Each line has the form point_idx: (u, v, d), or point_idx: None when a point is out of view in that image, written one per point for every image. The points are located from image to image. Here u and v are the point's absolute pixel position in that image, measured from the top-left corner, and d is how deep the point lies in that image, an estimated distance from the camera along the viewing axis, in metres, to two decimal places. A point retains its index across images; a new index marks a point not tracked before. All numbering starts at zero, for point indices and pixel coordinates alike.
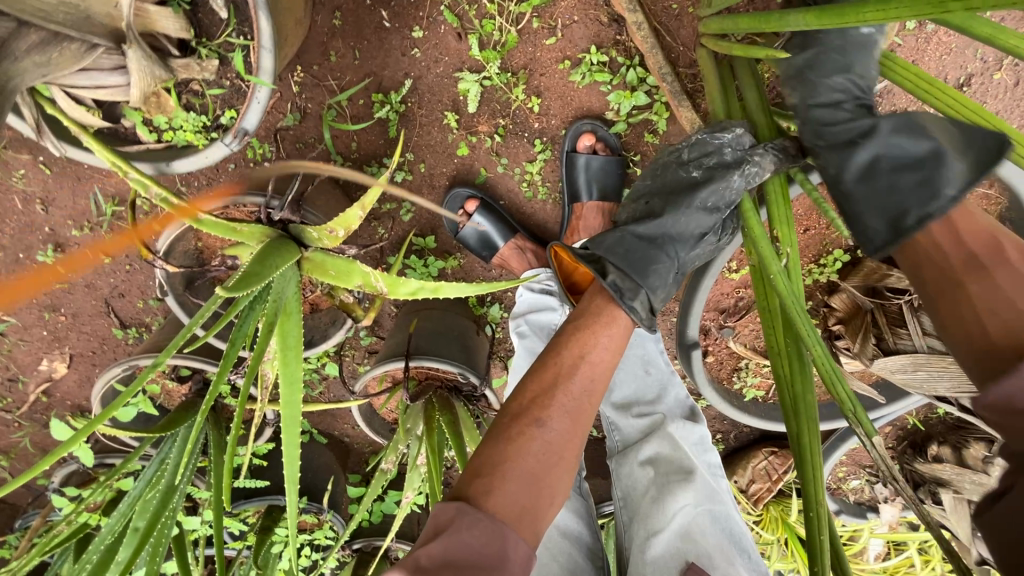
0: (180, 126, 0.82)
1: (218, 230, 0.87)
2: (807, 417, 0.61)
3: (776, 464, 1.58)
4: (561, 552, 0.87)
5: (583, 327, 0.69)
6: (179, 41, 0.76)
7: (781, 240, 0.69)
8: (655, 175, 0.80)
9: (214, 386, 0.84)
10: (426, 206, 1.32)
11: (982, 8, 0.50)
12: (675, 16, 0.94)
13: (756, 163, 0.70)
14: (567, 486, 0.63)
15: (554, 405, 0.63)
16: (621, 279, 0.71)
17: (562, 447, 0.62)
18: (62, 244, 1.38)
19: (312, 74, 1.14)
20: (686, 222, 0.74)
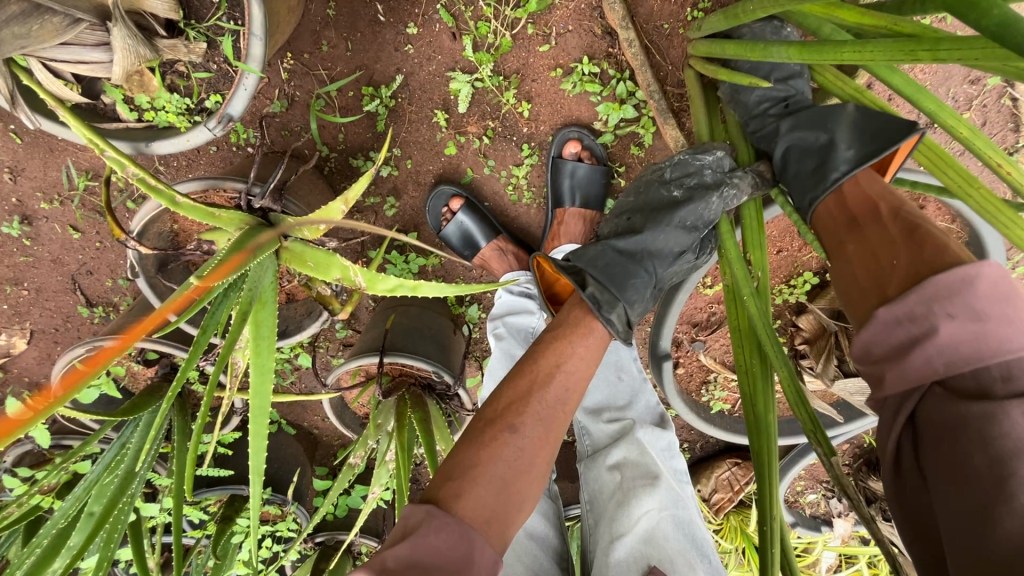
0: (162, 107, 0.81)
1: (196, 214, 0.86)
2: (768, 434, 0.63)
3: (738, 475, 1.63)
4: (527, 552, 0.88)
5: (560, 336, 0.70)
6: (167, 22, 0.74)
7: (754, 264, 0.71)
8: (638, 192, 0.82)
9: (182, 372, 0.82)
10: (410, 203, 1.32)
11: (946, 58, 0.52)
12: (667, 35, 0.95)
13: (734, 186, 0.72)
14: (537, 495, 0.62)
15: (528, 412, 0.63)
16: (599, 291, 0.72)
17: (534, 454, 0.62)
18: (29, 216, 1.34)
19: (303, 63, 1.13)
20: (665, 240, 0.76)
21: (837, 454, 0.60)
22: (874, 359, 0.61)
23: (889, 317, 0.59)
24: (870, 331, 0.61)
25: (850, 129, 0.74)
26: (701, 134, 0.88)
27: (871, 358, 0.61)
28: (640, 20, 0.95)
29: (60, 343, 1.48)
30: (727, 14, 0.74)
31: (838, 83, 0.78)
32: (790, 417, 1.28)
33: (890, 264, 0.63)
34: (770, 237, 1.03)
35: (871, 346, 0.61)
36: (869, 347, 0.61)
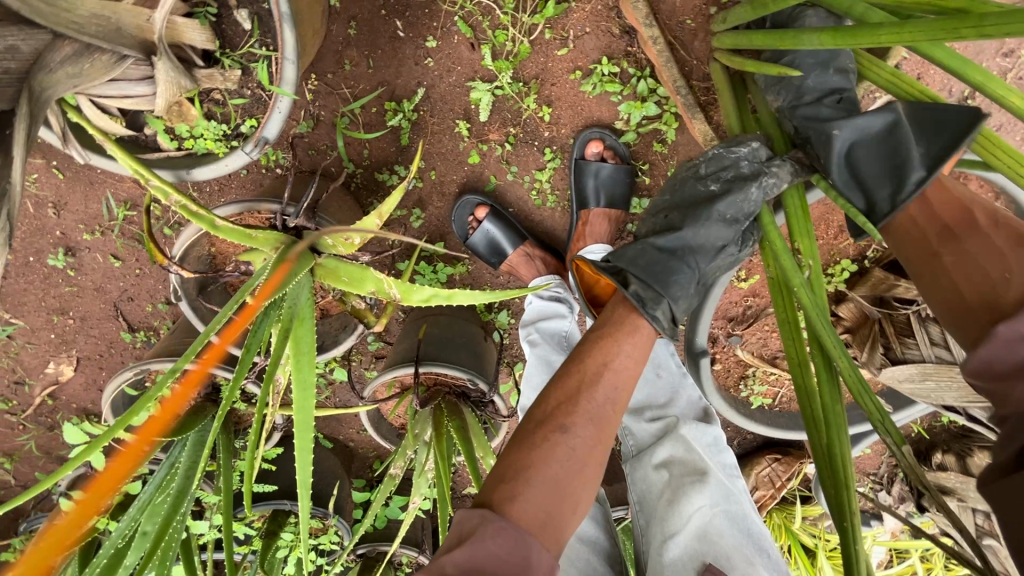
0: (201, 134, 0.82)
1: (235, 236, 0.89)
2: (831, 426, 0.61)
3: (779, 470, 1.61)
4: (579, 557, 0.88)
5: (606, 334, 0.68)
6: (203, 51, 0.76)
7: (803, 252, 0.67)
8: (673, 190, 0.79)
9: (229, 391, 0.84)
10: (436, 213, 1.35)
11: (992, 33, 0.51)
12: (690, 30, 0.94)
13: (774, 175, 0.68)
14: (591, 497, 0.61)
15: (578, 411, 0.62)
16: (641, 290, 0.70)
17: (585, 454, 0.61)
18: (72, 247, 1.39)
19: (327, 83, 1.16)
20: (707, 235, 0.71)
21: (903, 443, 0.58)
22: (991, 374, 0.62)
23: (1009, 333, 0.61)
24: (986, 347, 0.63)
25: (928, 124, 0.71)
26: (732, 129, 0.86)
27: (988, 374, 0.63)
28: (659, 16, 0.94)
29: (105, 369, 1.54)
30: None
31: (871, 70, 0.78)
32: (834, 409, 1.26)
33: (1005, 277, 0.65)
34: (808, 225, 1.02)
35: (989, 362, 0.62)
36: (987, 361, 0.62)
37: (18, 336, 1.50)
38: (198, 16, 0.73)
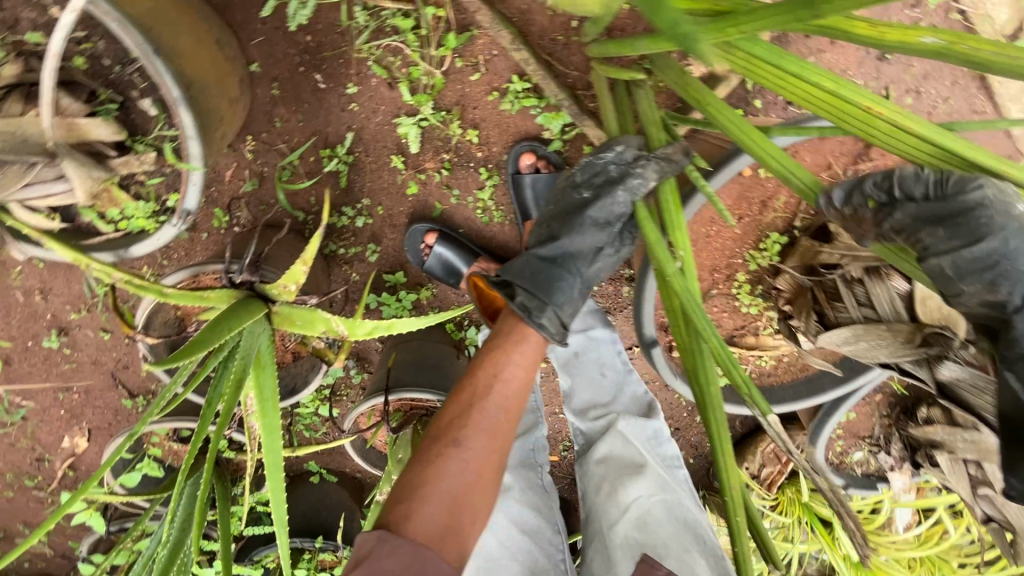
0: (132, 215, 0.89)
1: (186, 299, 0.96)
2: (715, 410, 0.64)
3: (782, 446, 1.74)
4: (521, 550, 0.96)
5: (496, 347, 0.79)
6: (116, 142, 0.83)
7: (677, 244, 0.71)
8: (556, 199, 0.86)
9: (201, 432, 0.93)
10: (391, 245, 1.40)
11: (747, 27, 0.61)
12: (562, 46, 1.06)
13: (639, 174, 0.73)
14: (488, 508, 0.70)
15: (471, 425, 0.72)
16: (528, 299, 0.79)
17: (480, 464, 0.70)
18: (64, 327, 1.49)
19: (264, 141, 1.24)
20: (583, 241, 0.81)
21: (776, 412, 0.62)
22: None
23: None
24: None
25: None
26: (612, 130, 0.87)
27: None
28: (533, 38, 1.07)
29: (115, 436, 1.63)
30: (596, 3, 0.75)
31: (728, 119, 0.75)
32: (805, 379, 1.26)
33: None
34: (726, 206, 1.06)
35: None
36: None
37: (32, 416, 1.61)
38: (102, 113, 0.81)
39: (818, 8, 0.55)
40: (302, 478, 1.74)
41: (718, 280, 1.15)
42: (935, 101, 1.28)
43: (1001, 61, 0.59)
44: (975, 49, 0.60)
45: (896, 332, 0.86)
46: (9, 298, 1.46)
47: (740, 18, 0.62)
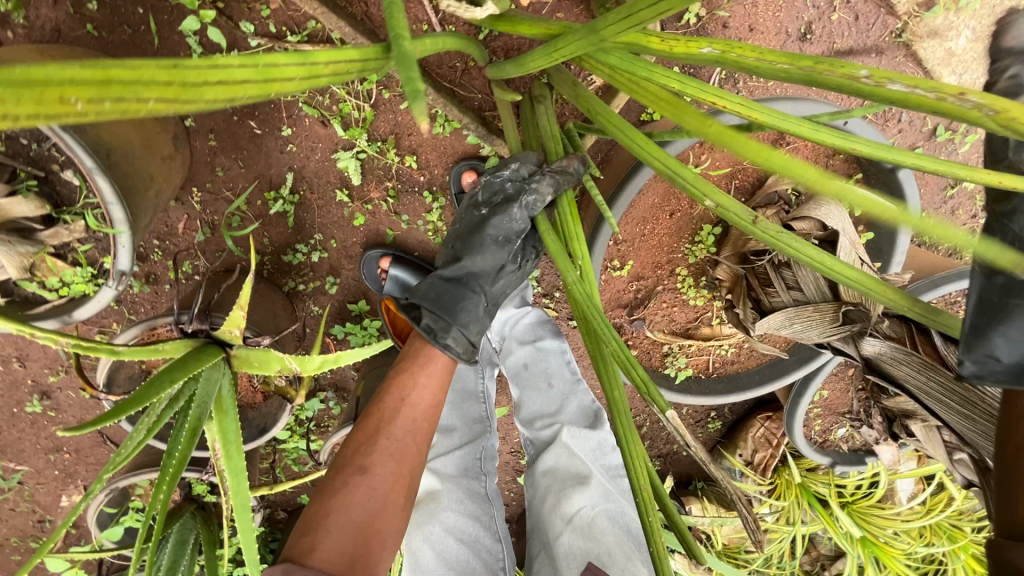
0: (71, 281, 0.93)
1: (139, 354, 0.98)
2: (623, 418, 0.66)
3: (772, 429, 1.72)
4: (460, 560, 1.06)
5: (404, 371, 0.90)
6: (43, 216, 0.87)
7: (575, 253, 0.74)
8: (460, 219, 0.93)
9: (162, 481, 0.95)
10: (350, 276, 1.41)
11: (569, 52, 0.69)
12: (467, 71, 1.10)
13: (534, 189, 0.79)
14: (395, 530, 0.81)
15: (376, 453, 0.84)
16: (433, 321, 0.86)
17: (387, 488, 0.82)
18: (46, 390, 1.53)
19: (210, 191, 1.27)
20: (484, 260, 0.88)
21: (675, 409, 0.64)
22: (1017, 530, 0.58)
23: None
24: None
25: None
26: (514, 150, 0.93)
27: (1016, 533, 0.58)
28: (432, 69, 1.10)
29: None
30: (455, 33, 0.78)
31: (618, 128, 0.77)
32: (770, 361, 1.26)
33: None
34: (656, 203, 1.08)
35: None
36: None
37: (27, 480, 1.65)
38: (21, 189, 0.83)
39: (598, 33, 0.63)
40: (297, 512, 1.76)
41: (661, 277, 1.17)
42: None
43: (762, 66, 0.58)
44: (744, 56, 0.60)
45: (822, 312, 0.88)
46: None
47: (557, 44, 0.69)
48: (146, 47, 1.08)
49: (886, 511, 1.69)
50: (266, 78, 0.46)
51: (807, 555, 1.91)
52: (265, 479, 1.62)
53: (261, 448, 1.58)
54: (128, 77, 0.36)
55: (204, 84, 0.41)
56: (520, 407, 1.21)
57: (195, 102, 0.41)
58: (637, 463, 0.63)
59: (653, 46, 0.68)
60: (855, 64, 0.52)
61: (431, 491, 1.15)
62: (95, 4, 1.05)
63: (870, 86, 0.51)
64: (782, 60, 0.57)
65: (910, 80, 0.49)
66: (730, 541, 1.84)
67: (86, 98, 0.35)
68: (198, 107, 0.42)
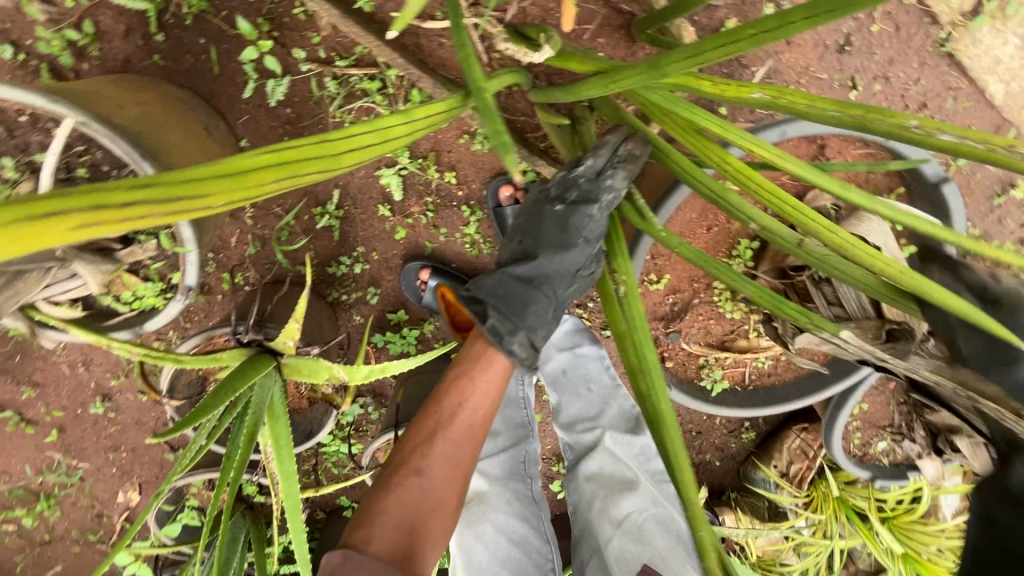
0: (143, 294, 1.01)
1: (201, 362, 1.04)
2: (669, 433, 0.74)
3: (809, 440, 1.72)
4: (510, 558, 1.10)
5: (464, 374, 0.92)
6: (120, 236, 0.93)
7: (619, 271, 0.86)
8: (530, 214, 0.96)
9: (224, 478, 1.02)
10: (390, 286, 1.47)
11: (623, 83, 0.71)
12: (508, 94, 1.14)
13: (610, 186, 0.87)
14: (444, 529, 0.86)
15: (431, 454, 0.88)
16: (500, 322, 0.90)
17: (439, 489, 0.86)
18: (108, 392, 1.63)
19: (261, 207, 1.34)
20: (558, 260, 0.91)
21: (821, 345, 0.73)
22: None
23: None
24: None
25: None
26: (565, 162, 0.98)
27: None
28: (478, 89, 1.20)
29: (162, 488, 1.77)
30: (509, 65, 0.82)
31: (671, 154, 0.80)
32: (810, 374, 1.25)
33: None
34: (694, 217, 1.10)
35: None
36: None
37: (88, 477, 1.75)
38: None
39: (660, 68, 0.65)
40: (336, 513, 1.81)
41: (698, 289, 1.21)
42: (907, 84, 1.26)
43: (813, 112, 0.63)
44: (795, 102, 0.65)
45: (866, 329, 0.88)
46: (56, 372, 1.60)
47: (614, 76, 0.72)
48: (206, 74, 1.16)
49: (931, 527, 1.63)
50: (383, 136, 0.63)
51: (845, 571, 1.87)
52: (307, 480, 1.68)
53: (304, 450, 1.64)
54: (295, 160, 0.54)
55: (343, 153, 0.58)
56: (559, 411, 1.25)
57: (339, 166, 0.58)
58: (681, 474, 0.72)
59: (704, 86, 0.72)
60: (905, 114, 0.58)
61: (478, 492, 1.19)
62: (162, 36, 1.12)
63: (921, 135, 0.57)
64: (833, 107, 0.63)
65: (961, 131, 0.55)
66: (765, 553, 1.82)
67: (274, 178, 0.52)
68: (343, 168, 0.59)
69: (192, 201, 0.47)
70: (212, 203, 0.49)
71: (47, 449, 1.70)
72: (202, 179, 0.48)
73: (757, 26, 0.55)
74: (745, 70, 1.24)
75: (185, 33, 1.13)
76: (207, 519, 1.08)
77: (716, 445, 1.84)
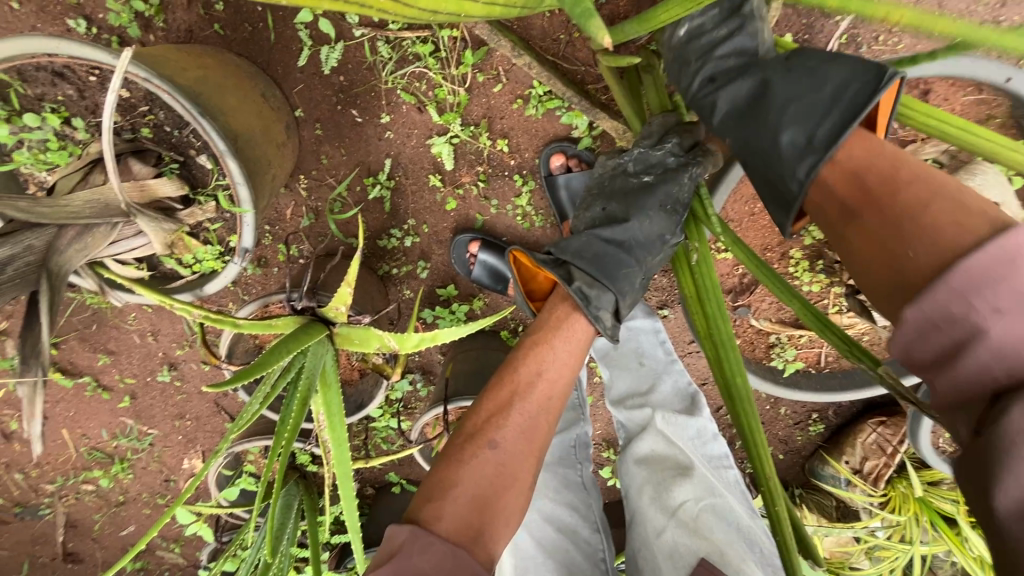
0: (203, 258, 1.02)
1: (257, 327, 1.04)
2: (746, 410, 0.73)
3: (886, 435, 1.56)
4: (559, 549, 1.04)
5: (541, 341, 0.89)
6: (182, 197, 0.96)
7: (692, 236, 0.88)
8: (610, 186, 0.96)
9: (277, 446, 1.03)
10: (440, 260, 1.44)
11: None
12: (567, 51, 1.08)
13: (699, 164, 0.89)
14: (515, 508, 0.79)
15: (506, 427, 0.81)
16: (587, 285, 0.88)
17: (511, 464, 0.80)
18: (174, 362, 1.71)
19: (315, 178, 1.34)
20: (647, 221, 0.89)
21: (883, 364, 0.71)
22: None
23: None
24: None
25: None
26: (630, 119, 0.98)
27: None
28: (534, 45, 1.17)
29: None
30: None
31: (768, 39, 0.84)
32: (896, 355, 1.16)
33: None
34: None
35: None
36: None
37: (157, 442, 1.84)
38: (166, 172, 0.93)
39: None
40: (385, 489, 1.82)
41: (771, 259, 1.13)
42: None
43: None
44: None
45: None
46: (128, 342, 1.68)
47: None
48: (263, 43, 1.19)
49: None
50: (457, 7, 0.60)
51: None
52: (357, 454, 1.70)
53: (354, 425, 1.65)
54: None
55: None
56: (609, 388, 1.22)
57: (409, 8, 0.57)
58: (760, 452, 0.72)
59: None
60: None
61: None
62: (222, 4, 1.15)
63: None
64: None
65: None
66: (832, 555, 1.67)
67: None
68: (413, 13, 0.59)
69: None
70: None
71: (121, 414, 1.79)
72: None
73: None
74: (828, 19, 1.13)
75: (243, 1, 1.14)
76: (259, 485, 1.08)
77: (780, 437, 1.72)
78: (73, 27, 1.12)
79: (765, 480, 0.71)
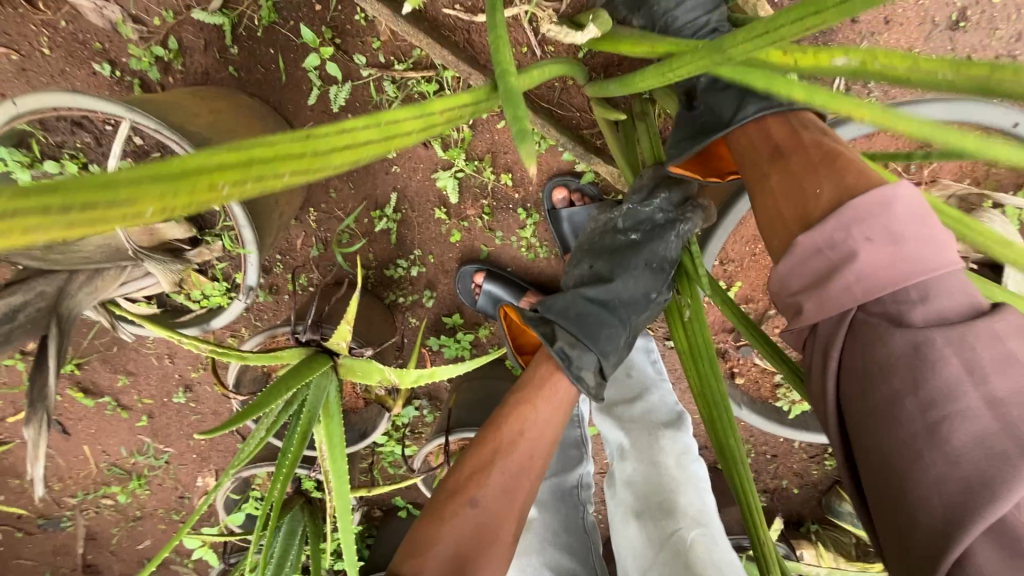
0: (211, 294, 1.07)
1: (261, 358, 1.07)
2: (739, 472, 0.71)
3: None
4: None
5: (524, 400, 0.89)
6: (191, 238, 1.00)
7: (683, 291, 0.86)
8: (598, 243, 0.98)
9: (277, 477, 1.03)
10: (446, 290, 1.46)
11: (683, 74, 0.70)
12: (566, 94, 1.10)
13: (687, 222, 0.90)
14: (499, 560, 0.79)
15: (485, 485, 0.81)
16: (572, 343, 0.88)
17: (494, 517, 0.80)
18: (189, 384, 1.76)
19: (324, 211, 1.37)
20: (632, 280, 0.90)
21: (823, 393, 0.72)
22: None
23: None
24: None
25: None
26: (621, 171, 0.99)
27: None
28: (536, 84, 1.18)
29: None
30: (559, 59, 0.86)
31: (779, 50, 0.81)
32: None
33: None
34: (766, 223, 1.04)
35: None
36: None
37: (173, 460, 1.89)
38: None
39: (725, 52, 0.61)
40: (391, 512, 1.83)
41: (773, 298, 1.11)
42: None
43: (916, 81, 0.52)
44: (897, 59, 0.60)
45: None
46: (146, 363, 1.74)
47: (673, 63, 0.70)
48: (276, 83, 1.21)
49: None
50: (387, 136, 0.53)
51: None
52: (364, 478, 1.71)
53: (361, 449, 1.67)
54: (265, 159, 0.42)
55: (331, 151, 0.47)
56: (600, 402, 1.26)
57: (325, 167, 0.47)
58: (756, 516, 0.68)
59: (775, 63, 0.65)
60: None
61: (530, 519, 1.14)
62: (236, 49, 1.18)
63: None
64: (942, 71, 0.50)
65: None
66: None
67: (230, 181, 0.40)
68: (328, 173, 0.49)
69: (112, 212, 0.34)
70: (143, 211, 0.36)
71: (139, 432, 1.85)
72: (123, 176, 0.35)
73: (795, 14, 0.54)
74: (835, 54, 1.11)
75: (256, 45, 1.19)
76: (261, 515, 1.10)
77: (794, 471, 1.67)
78: (99, 70, 1.18)
79: (759, 542, 0.69)
